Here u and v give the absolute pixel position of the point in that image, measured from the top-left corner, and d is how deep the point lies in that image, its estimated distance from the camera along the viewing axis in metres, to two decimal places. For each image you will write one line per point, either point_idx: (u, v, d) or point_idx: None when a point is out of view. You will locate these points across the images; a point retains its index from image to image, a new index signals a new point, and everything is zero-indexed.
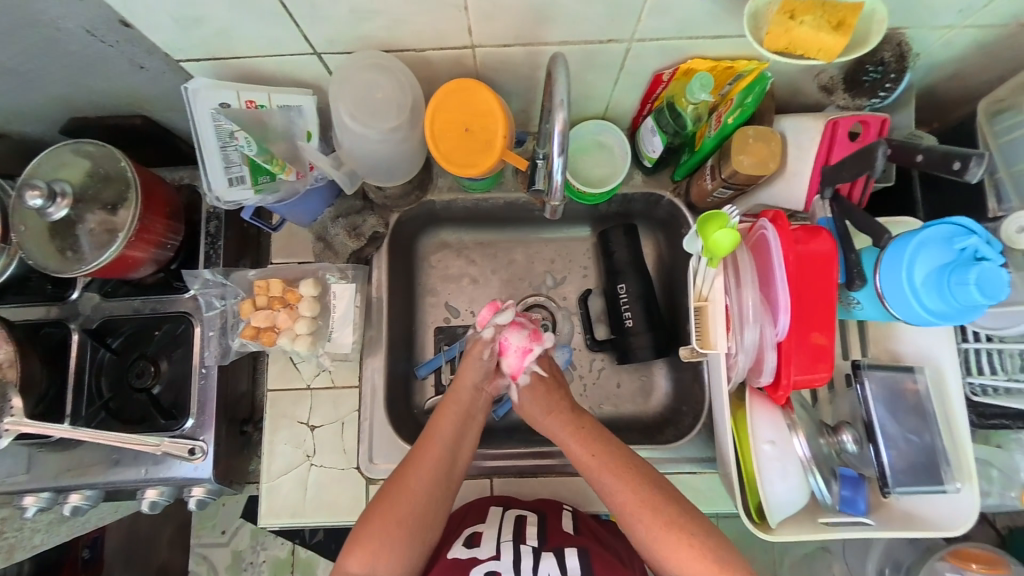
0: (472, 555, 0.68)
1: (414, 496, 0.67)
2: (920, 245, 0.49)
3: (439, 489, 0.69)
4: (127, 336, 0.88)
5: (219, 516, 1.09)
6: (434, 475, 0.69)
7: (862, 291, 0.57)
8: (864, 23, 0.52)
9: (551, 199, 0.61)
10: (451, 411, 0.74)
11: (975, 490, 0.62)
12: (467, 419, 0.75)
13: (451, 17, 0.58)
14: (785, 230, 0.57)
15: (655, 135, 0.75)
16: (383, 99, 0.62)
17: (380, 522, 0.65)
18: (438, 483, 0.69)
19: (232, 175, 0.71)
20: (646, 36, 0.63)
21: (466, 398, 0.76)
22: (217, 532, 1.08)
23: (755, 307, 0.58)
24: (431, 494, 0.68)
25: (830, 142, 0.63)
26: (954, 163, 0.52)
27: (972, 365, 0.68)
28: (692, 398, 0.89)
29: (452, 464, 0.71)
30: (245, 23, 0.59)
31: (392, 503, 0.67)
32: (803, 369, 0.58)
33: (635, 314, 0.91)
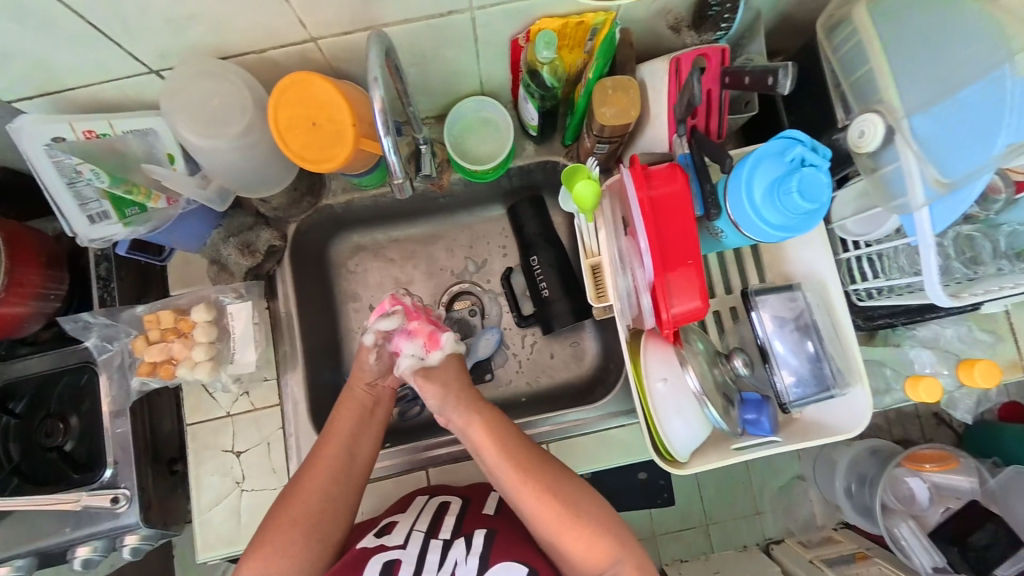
0: (379, 543, 0.67)
1: (307, 498, 0.69)
2: (755, 163, 0.51)
3: (336, 490, 0.70)
4: (31, 397, 0.84)
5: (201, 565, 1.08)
6: (330, 476, 0.70)
7: (721, 220, 0.58)
8: None
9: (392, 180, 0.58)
10: (347, 409, 0.75)
11: (866, 391, 0.65)
12: (366, 416, 0.76)
13: (275, 11, 0.57)
14: (639, 172, 0.58)
15: (529, 103, 0.76)
16: (220, 106, 0.61)
17: (275, 528, 0.67)
18: (333, 483, 0.70)
19: (91, 212, 0.68)
20: (484, 3, 0.62)
21: (364, 395, 0.77)
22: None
23: (623, 252, 0.61)
24: (327, 494, 0.69)
25: (679, 80, 0.65)
26: (769, 79, 0.55)
27: (856, 273, 0.71)
28: (617, 355, 0.91)
29: (350, 463, 0.72)
30: (60, 49, 0.57)
31: (287, 508, 0.68)
32: (678, 302, 0.57)
33: (550, 284, 0.92)
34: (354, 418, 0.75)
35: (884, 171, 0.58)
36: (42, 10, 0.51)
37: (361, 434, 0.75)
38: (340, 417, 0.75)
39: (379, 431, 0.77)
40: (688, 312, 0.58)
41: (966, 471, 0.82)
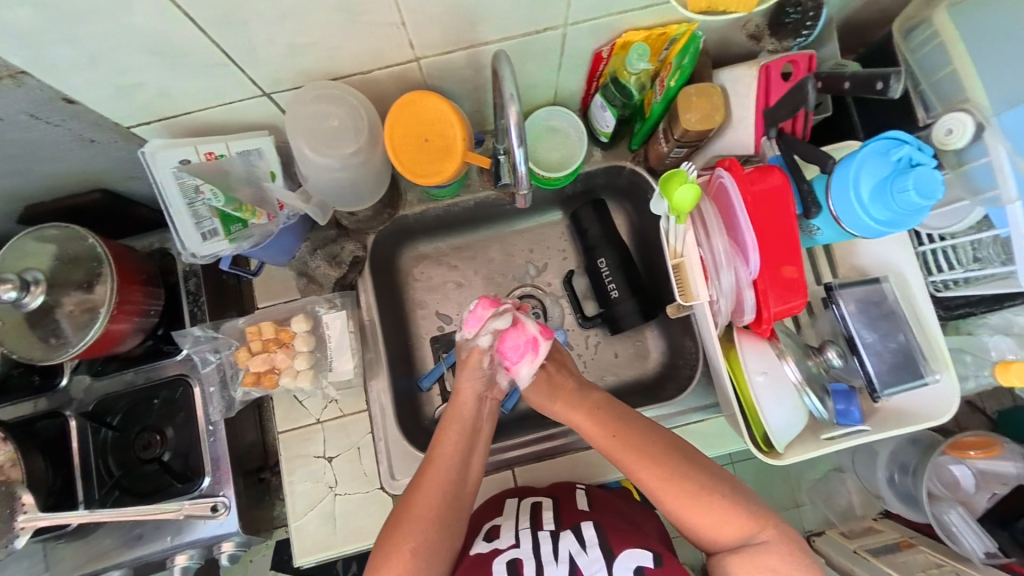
0: (492, 546, 0.70)
1: (427, 517, 0.69)
2: (861, 162, 0.54)
3: (453, 505, 0.72)
4: (126, 411, 0.87)
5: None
6: (444, 492, 0.71)
7: (820, 218, 0.62)
8: None
9: (516, 189, 0.64)
10: (453, 427, 0.76)
11: (953, 376, 0.68)
12: (472, 430, 0.77)
13: (389, 34, 0.60)
14: (739, 174, 0.62)
15: (606, 110, 0.78)
16: (339, 127, 0.63)
17: (396, 544, 0.68)
18: (450, 499, 0.72)
19: (203, 230, 0.72)
20: (578, 19, 0.65)
21: (466, 412, 0.78)
22: None
23: (726, 251, 0.63)
24: (443, 511, 0.70)
25: (765, 86, 0.69)
26: (878, 84, 0.57)
27: (932, 265, 0.74)
28: (686, 352, 0.93)
29: (462, 477, 0.74)
30: (189, 77, 0.59)
31: (405, 528, 0.69)
32: (779, 300, 0.63)
33: (618, 284, 0.94)
34: (460, 434, 0.76)
35: (970, 166, 0.63)
36: (181, 43, 0.54)
37: (468, 450, 0.76)
38: (445, 435, 0.76)
39: (484, 442, 0.78)
40: (789, 305, 0.63)
41: (1011, 455, 0.85)
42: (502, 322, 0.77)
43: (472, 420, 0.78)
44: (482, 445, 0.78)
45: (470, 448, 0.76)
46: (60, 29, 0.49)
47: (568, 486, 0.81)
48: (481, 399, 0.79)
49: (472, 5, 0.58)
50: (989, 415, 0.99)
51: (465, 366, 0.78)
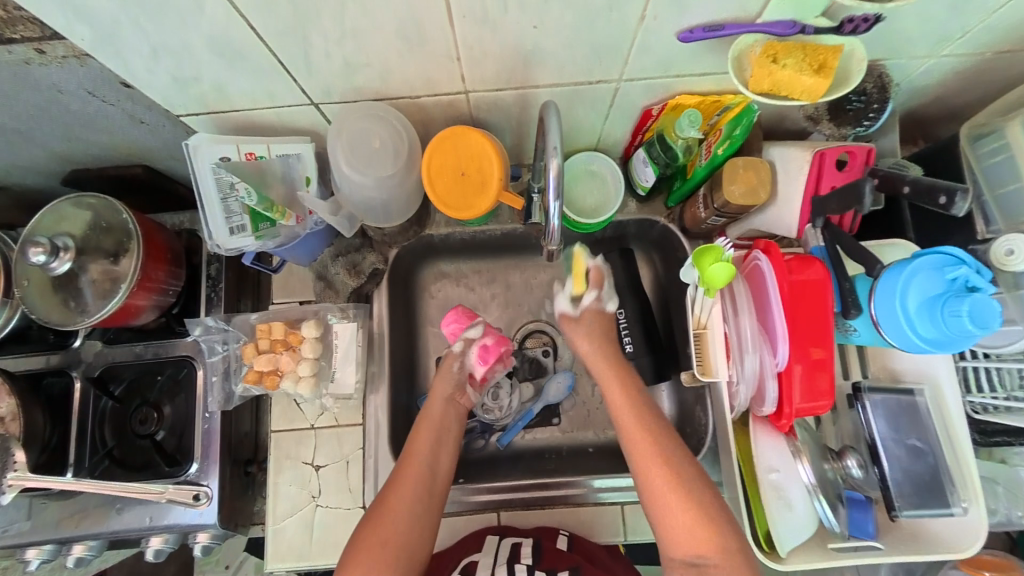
0: None
1: (400, 518, 0.70)
2: (911, 275, 0.51)
3: (426, 507, 0.73)
4: (129, 382, 0.88)
5: (221, 551, 1.07)
6: (417, 493, 0.73)
7: (858, 319, 0.58)
8: (845, 60, 0.53)
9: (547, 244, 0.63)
10: (426, 428, 0.79)
11: (982, 510, 0.63)
12: (443, 431, 0.80)
13: (442, 67, 0.60)
14: (777, 259, 0.59)
15: (647, 166, 0.76)
16: (380, 147, 0.64)
17: (366, 550, 0.68)
18: (422, 501, 0.73)
19: (232, 225, 0.72)
20: (634, 76, 0.64)
21: (438, 413, 0.82)
22: (220, 568, 1.06)
23: (753, 333, 0.60)
24: (415, 513, 0.71)
25: (818, 171, 0.63)
26: (941, 197, 0.53)
27: (971, 383, 0.69)
28: (695, 420, 0.89)
29: (434, 477, 0.75)
30: (244, 79, 0.60)
31: (377, 530, 0.69)
32: (803, 397, 0.59)
33: (635, 338, 0.91)
34: (433, 436, 0.79)
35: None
36: (241, 47, 0.55)
37: (439, 451, 0.78)
38: (421, 435, 0.78)
39: (454, 448, 0.80)
40: (821, 390, 0.59)
41: None
42: (472, 330, 0.87)
43: (443, 421, 0.81)
44: (451, 443, 0.80)
45: (439, 451, 0.78)
46: (131, 21, 0.51)
47: (552, 528, 0.81)
48: (449, 401, 0.84)
49: (528, 50, 0.58)
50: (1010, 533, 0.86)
51: (439, 374, 0.87)
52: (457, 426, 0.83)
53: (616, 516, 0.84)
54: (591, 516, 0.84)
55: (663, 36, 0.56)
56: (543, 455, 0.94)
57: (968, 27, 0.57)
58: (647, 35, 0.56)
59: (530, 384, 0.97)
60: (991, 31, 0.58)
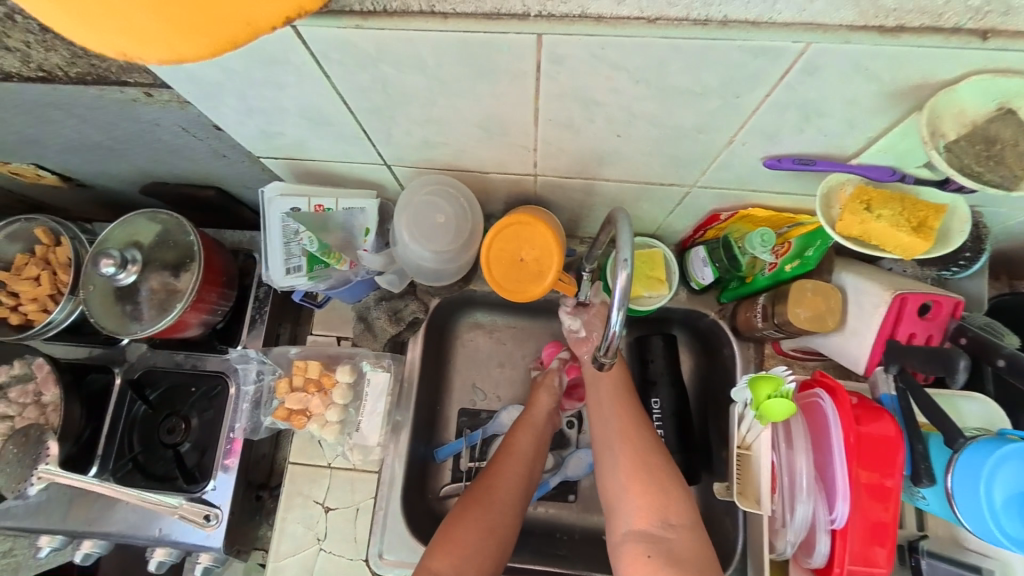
0: None
1: (500, 503, 0.77)
2: (999, 462, 0.46)
3: (518, 501, 0.78)
4: (164, 390, 0.89)
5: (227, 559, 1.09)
6: (515, 485, 0.79)
7: (929, 488, 0.53)
8: (946, 218, 0.50)
9: (598, 358, 0.61)
10: (527, 431, 0.84)
11: None
12: (542, 438, 0.85)
13: (517, 153, 0.61)
14: (843, 406, 0.55)
15: (706, 265, 0.75)
16: (443, 224, 0.66)
17: (461, 528, 0.73)
18: (519, 495, 0.79)
19: (290, 265, 0.73)
20: (708, 184, 0.63)
21: (541, 420, 0.86)
22: None
23: (806, 478, 0.56)
24: (512, 503, 0.77)
25: (896, 316, 0.59)
26: None
27: None
28: (721, 531, 0.83)
29: (529, 476, 0.81)
30: (326, 140, 0.63)
31: (480, 506, 0.75)
32: (860, 561, 0.53)
33: (667, 433, 0.87)
34: (533, 439, 0.84)
35: None
36: (331, 116, 0.57)
37: (537, 455, 0.83)
38: (521, 436, 0.83)
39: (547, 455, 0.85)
40: (877, 522, 0.52)
41: None
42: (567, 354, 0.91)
43: (543, 429, 0.85)
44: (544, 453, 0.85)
45: (536, 455, 0.83)
46: (235, 86, 0.54)
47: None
48: (551, 414, 0.87)
49: (606, 152, 0.58)
50: None
51: (540, 388, 0.88)
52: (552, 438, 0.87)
53: None
54: None
55: (746, 159, 0.55)
56: (554, 536, 0.90)
57: None
58: (732, 155, 0.55)
59: (552, 454, 0.93)
60: None
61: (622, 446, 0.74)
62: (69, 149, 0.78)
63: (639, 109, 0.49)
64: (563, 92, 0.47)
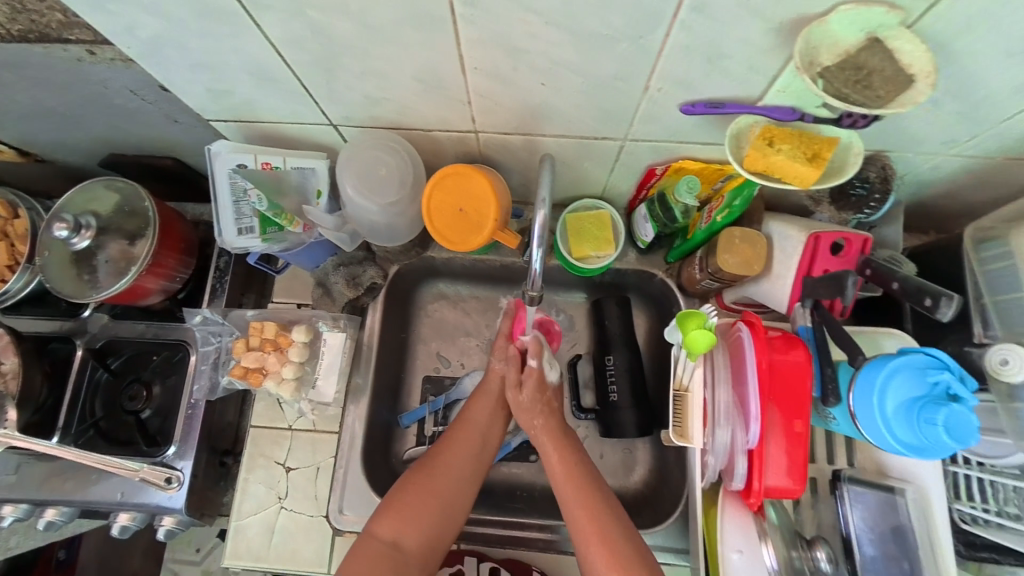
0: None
1: (449, 473, 0.77)
2: (890, 374, 0.49)
3: (469, 471, 0.78)
4: (127, 357, 0.91)
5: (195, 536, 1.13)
6: (467, 461, 0.79)
7: (836, 407, 0.57)
8: (842, 152, 0.54)
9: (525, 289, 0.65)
10: (483, 402, 0.84)
11: None
12: (497, 409, 0.85)
13: (455, 108, 0.63)
14: (760, 336, 0.58)
15: (647, 223, 0.78)
16: (385, 176, 0.68)
17: (410, 495, 0.74)
18: (471, 464, 0.79)
19: (241, 225, 0.75)
20: (639, 137, 0.66)
21: (497, 391, 0.85)
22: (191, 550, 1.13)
23: (729, 408, 0.59)
24: (463, 476, 0.78)
25: (812, 255, 0.63)
26: (926, 300, 0.51)
27: (963, 491, 0.66)
28: (672, 482, 0.86)
29: (482, 451, 0.81)
30: (270, 98, 0.65)
31: (430, 477, 0.76)
32: (775, 476, 0.57)
33: (620, 389, 0.89)
34: (489, 409, 0.84)
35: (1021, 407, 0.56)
36: (271, 71, 0.59)
37: (492, 425, 0.84)
38: (477, 408, 0.84)
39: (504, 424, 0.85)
40: (795, 441, 0.57)
41: None
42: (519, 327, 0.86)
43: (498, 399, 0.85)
44: (501, 426, 0.85)
45: (491, 426, 0.83)
46: (175, 39, 0.56)
47: (524, 563, 0.83)
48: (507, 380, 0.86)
49: (538, 104, 0.61)
50: None
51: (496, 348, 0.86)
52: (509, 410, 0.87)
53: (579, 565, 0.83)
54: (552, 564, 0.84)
55: (666, 107, 0.58)
56: (514, 493, 0.91)
57: (974, 133, 0.58)
58: (652, 104, 0.58)
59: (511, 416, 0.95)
60: (1001, 138, 0.58)
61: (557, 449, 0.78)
62: (24, 118, 0.79)
63: (556, 55, 0.52)
64: (482, 37, 0.50)
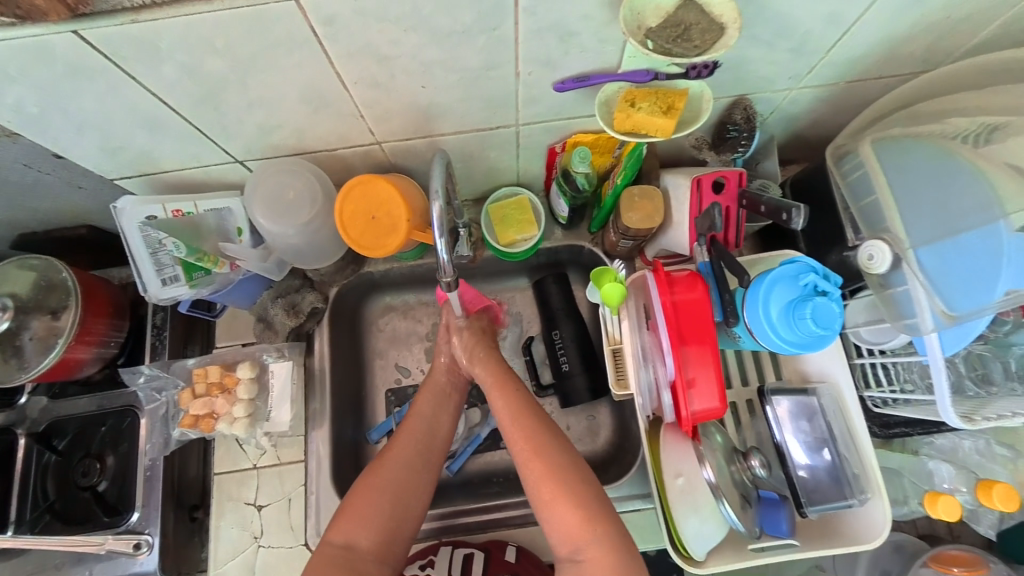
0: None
1: (397, 464, 0.75)
2: (770, 285, 0.56)
3: (420, 461, 0.77)
4: (73, 436, 0.88)
5: None
6: (414, 452, 0.77)
7: (738, 327, 0.64)
8: (696, 100, 0.60)
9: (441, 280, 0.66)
10: (428, 392, 0.84)
11: (885, 502, 0.66)
12: (446, 397, 0.84)
13: (350, 123, 0.66)
14: (662, 279, 0.64)
15: (560, 199, 0.83)
16: (293, 198, 0.71)
17: (359, 494, 0.72)
18: (422, 453, 0.78)
19: (164, 276, 0.76)
20: (529, 120, 0.71)
21: (441, 380, 0.86)
22: None
23: (648, 349, 0.65)
24: (412, 465, 0.76)
25: (698, 197, 0.69)
26: (783, 215, 0.60)
27: (872, 379, 0.74)
28: (632, 435, 0.91)
29: (432, 441, 0.79)
30: (167, 145, 0.66)
31: (377, 473, 0.74)
32: (697, 402, 0.62)
33: (570, 359, 0.94)
34: (434, 399, 0.83)
35: (895, 291, 0.63)
36: (160, 118, 0.61)
37: (441, 411, 0.83)
38: (422, 399, 0.83)
39: (456, 411, 0.84)
40: (709, 368, 0.62)
41: None
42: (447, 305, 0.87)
43: (446, 386, 0.85)
44: (452, 412, 0.84)
45: (438, 413, 0.82)
46: (53, 103, 0.56)
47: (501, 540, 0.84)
48: (452, 369, 0.87)
49: (426, 106, 0.65)
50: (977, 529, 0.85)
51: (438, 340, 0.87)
52: (460, 396, 0.87)
53: None
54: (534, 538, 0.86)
55: (542, 88, 0.63)
56: (490, 480, 0.95)
57: (810, 66, 0.66)
58: (529, 88, 0.63)
59: (478, 408, 0.97)
60: (835, 65, 0.66)
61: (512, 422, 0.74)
62: None
63: (424, 57, 0.56)
64: (351, 51, 0.54)
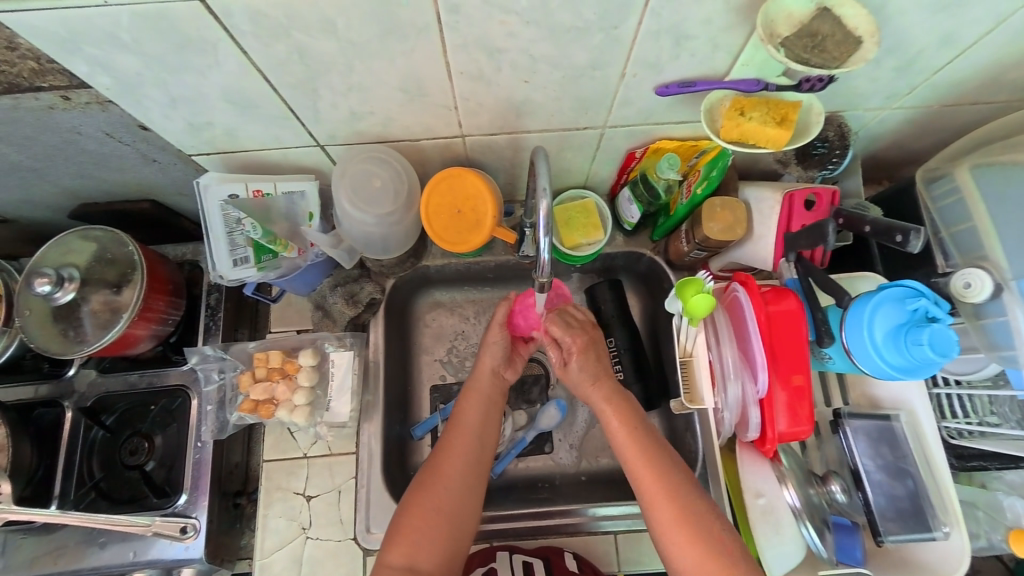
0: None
1: (451, 482, 0.72)
2: (876, 306, 0.56)
3: (472, 476, 0.73)
4: (121, 412, 0.87)
5: None
6: (466, 466, 0.74)
7: (831, 347, 0.64)
8: (804, 114, 0.60)
9: (535, 278, 0.65)
10: (474, 400, 0.80)
11: (964, 534, 0.64)
12: (492, 404, 0.80)
13: (441, 114, 0.65)
14: (755, 292, 0.63)
15: (632, 204, 0.81)
16: (380, 187, 0.70)
17: (416, 515, 0.69)
18: (472, 467, 0.74)
19: (235, 257, 0.75)
20: (617, 123, 0.69)
21: (488, 386, 0.81)
22: None
23: (735, 363, 0.63)
24: (465, 482, 0.73)
25: (788, 213, 0.70)
26: (898, 236, 0.59)
27: (946, 410, 0.73)
28: (685, 448, 0.89)
29: (482, 453, 0.76)
30: (254, 124, 0.65)
31: (431, 494, 0.71)
32: (784, 422, 0.62)
33: (624, 367, 0.91)
34: (481, 407, 0.79)
35: (987, 322, 0.62)
36: (255, 98, 0.60)
37: (489, 419, 0.79)
38: (469, 406, 0.79)
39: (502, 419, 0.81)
40: (798, 385, 0.62)
41: None
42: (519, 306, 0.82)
43: (494, 394, 0.81)
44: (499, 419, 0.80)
45: (486, 422, 0.79)
46: (154, 74, 0.55)
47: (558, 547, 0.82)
48: (497, 374, 0.83)
49: (521, 101, 0.63)
50: (1006, 563, 0.84)
51: (489, 342, 0.82)
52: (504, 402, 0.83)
53: (610, 546, 0.85)
54: (588, 545, 0.85)
55: (641, 91, 0.62)
56: (536, 486, 0.92)
57: (912, 85, 0.64)
58: (628, 90, 0.62)
59: (523, 411, 0.95)
60: (936, 87, 0.65)
61: (626, 442, 0.68)
62: None
63: (537, 51, 0.55)
64: (465, 41, 0.53)
